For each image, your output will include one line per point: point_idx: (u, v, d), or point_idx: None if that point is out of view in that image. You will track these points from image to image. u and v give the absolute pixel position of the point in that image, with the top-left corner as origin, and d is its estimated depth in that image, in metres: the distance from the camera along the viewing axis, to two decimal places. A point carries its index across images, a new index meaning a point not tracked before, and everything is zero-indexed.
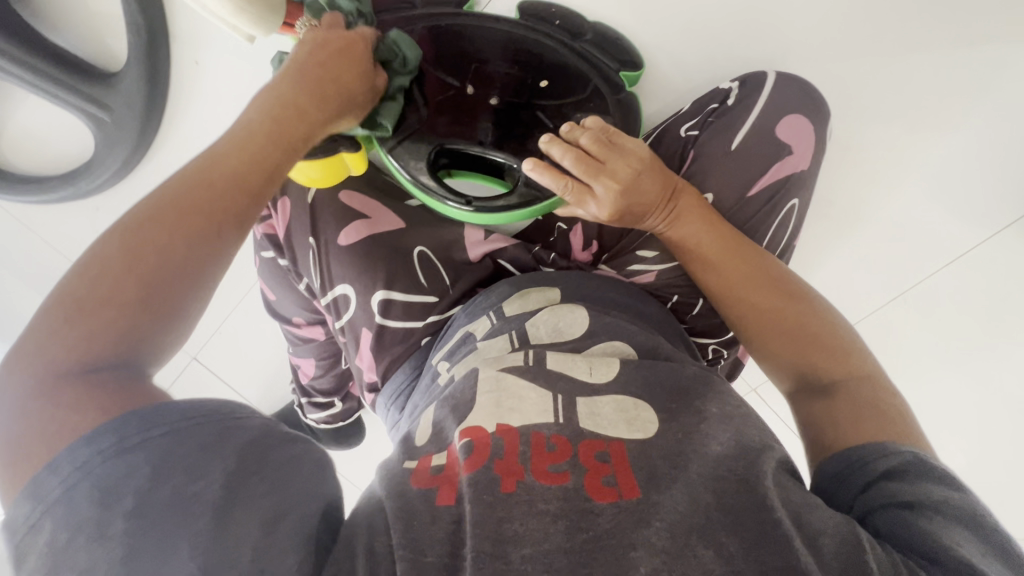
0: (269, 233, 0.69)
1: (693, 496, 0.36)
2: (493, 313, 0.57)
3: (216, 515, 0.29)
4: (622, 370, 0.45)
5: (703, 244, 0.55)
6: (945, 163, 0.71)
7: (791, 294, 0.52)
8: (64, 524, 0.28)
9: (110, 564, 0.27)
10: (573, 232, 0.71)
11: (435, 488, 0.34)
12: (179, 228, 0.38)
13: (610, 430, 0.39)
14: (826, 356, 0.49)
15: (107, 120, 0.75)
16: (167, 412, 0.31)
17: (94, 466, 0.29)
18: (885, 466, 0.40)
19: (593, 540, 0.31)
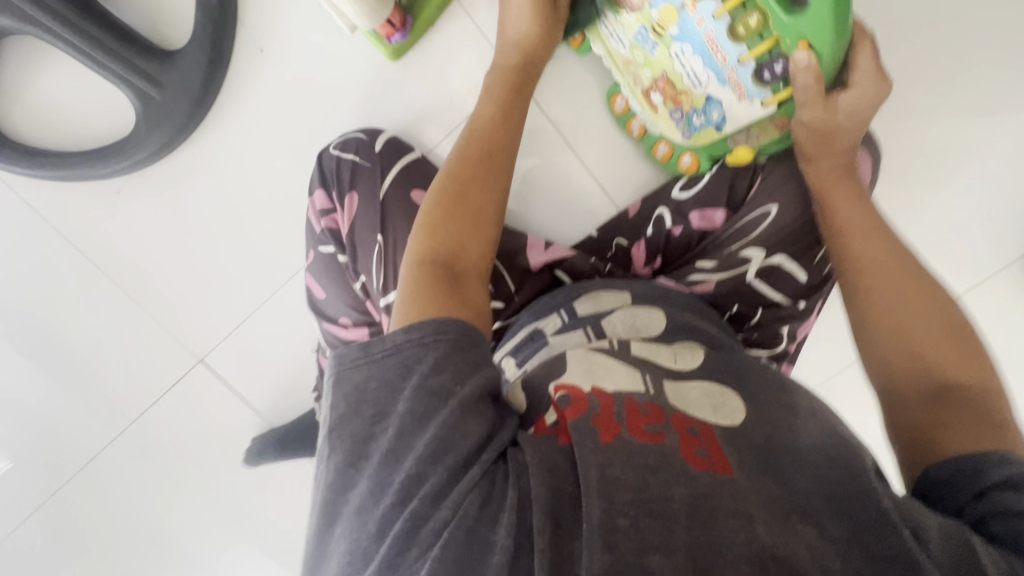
0: (330, 227, 0.72)
1: (789, 485, 0.35)
2: (563, 312, 0.59)
3: (462, 413, 0.32)
4: (707, 357, 0.46)
5: (843, 216, 0.57)
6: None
7: (931, 279, 0.51)
8: (374, 373, 0.33)
9: (396, 417, 0.32)
10: (635, 246, 0.74)
11: (552, 435, 0.34)
12: (466, 199, 0.49)
13: (698, 411, 0.39)
14: (947, 361, 0.45)
15: (155, 97, 0.71)
16: (449, 324, 0.35)
17: (405, 343, 0.34)
18: (999, 476, 0.37)
19: (695, 497, 0.31)
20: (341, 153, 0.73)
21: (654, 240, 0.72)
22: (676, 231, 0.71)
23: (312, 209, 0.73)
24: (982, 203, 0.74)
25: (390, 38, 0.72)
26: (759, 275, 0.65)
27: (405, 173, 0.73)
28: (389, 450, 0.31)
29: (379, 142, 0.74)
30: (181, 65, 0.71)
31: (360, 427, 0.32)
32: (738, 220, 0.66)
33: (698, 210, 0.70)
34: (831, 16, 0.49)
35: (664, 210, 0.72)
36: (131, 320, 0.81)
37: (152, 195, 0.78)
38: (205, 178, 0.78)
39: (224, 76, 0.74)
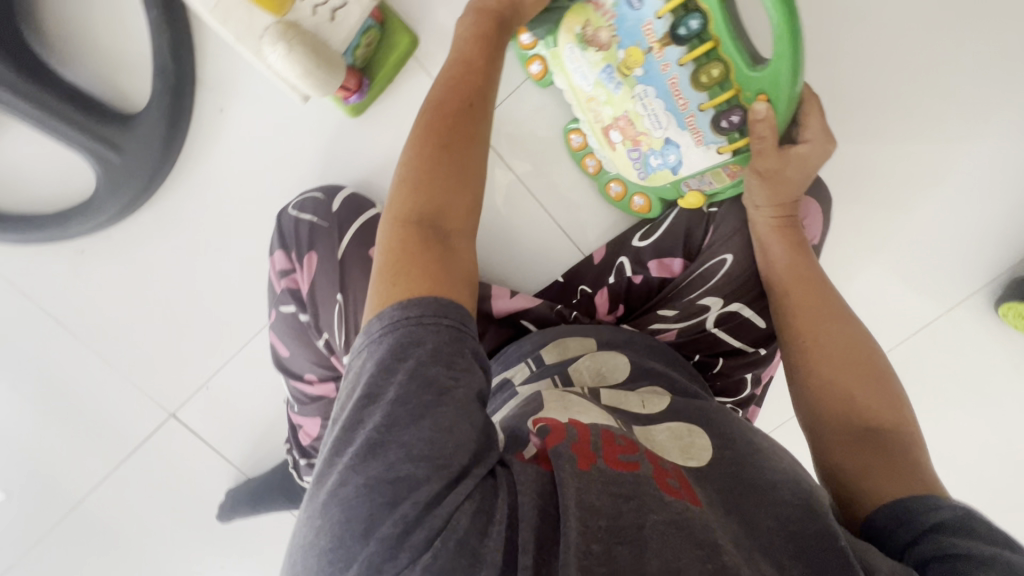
0: (291, 287, 0.76)
1: (752, 524, 0.36)
2: (530, 360, 0.60)
3: (458, 411, 0.32)
4: (671, 402, 0.47)
5: (784, 268, 0.62)
6: (962, 238, 0.78)
7: (859, 335, 0.56)
8: (374, 357, 0.34)
9: (389, 401, 0.32)
10: (599, 293, 0.77)
11: (530, 461, 0.34)
12: (446, 151, 0.44)
13: (667, 454, 0.41)
14: (874, 403, 0.50)
15: (116, 159, 0.79)
16: (449, 308, 0.36)
17: (403, 328, 0.34)
18: (935, 519, 0.39)
19: (664, 523, 0.32)
20: (300, 214, 0.78)
21: (616, 288, 0.76)
22: (637, 279, 0.75)
23: (273, 270, 0.78)
24: (924, 253, 0.79)
25: (348, 99, 0.79)
26: (718, 324, 0.69)
27: (363, 231, 0.77)
28: (378, 436, 0.31)
29: (338, 201, 0.80)
30: (141, 130, 0.78)
31: (353, 409, 0.33)
32: (696, 269, 0.71)
33: (657, 259, 0.76)
34: (791, 77, 0.52)
35: (626, 260, 0.78)
36: (98, 369, 0.89)
37: (123, 247, 0.85)
38: (177, 223, 0.85)
39: (185, 133, 0.81)
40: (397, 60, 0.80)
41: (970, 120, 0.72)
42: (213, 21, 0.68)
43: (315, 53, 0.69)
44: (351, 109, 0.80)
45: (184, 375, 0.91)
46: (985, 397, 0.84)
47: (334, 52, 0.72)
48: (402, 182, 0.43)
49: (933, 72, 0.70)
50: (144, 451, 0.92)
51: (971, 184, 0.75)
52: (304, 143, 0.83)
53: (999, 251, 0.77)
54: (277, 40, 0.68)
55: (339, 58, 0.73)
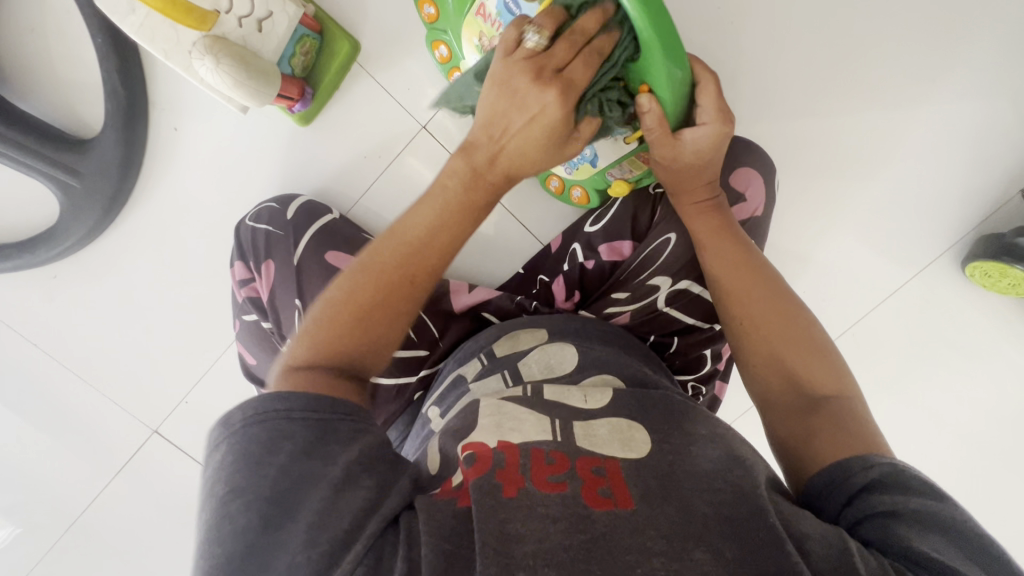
0: (251, 295, 0.75)
1: (689, 509, 0.37)
2: (483, 356, 0.60)
3: (337, 489, 0.34)
4: (614, 397, 0.48)
5: (712, 248, 0.61)
6: (908, 195, 0.82)
7: (791, 305, 0.56)
8: (238, 451, 0.35)
9: (258, 493, 0.33)
10: (556, 282, 0.78)
11: (454, 497, 0.36)
12: (390, 271, 0.47)
13: (607, 449, 0.41)
14: (816, 369, 0.51)
15: (76, 185, 0.80)
16: (322, 403, 0.37)
17: (272, 419, 0.36)
18: (865, 479, 0.42)
19: (590, 542, 0.33)
20: (257, 223, 0.77)
21: (571, 276, 0.77)
22: (589, 264, 0.77)
23: (234, 280, 0.76)
24: (876, 208, 0.82)
25: (293, 107, 0.79)
26: (670, 302, 0.70)
27: (320, 235, 0.75)
28: (249, 527, 0.32)
29: (292, 209, 0.78)
30: (97, 152, 0.79)
31: (222, 507, 0.33)
32: (644, 249, 0.72)
33: (607, 243, 0.76)
34: (663, 66, 0.50)
35: (578, 245, 0.79)
36: (74, 399, 0.87)
37: (91, 272, 0.85)
38: (140, 244, 0.85)
39: (143, 151, 0.82)
40: (340, 67, 0.80)
41: (901, 95, 0.78)
42: (143, 42, 0.68)
43: (247, 64, 0.68)
44: (298, 117, 0.80)
45: (160, 394, 0.87)
46: (958, 351, 0.85)
47: (268, 63, 0.71)
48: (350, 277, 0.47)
49: (850, 34, 0.76)
50: (113, 490, 0.87)
51: (910, 138, 0.79)
52: (261, 159, 0.83)
53: (948, 223, 0.82)
54: (205, 53, 0.67)
55: (273, 67, 0.72)
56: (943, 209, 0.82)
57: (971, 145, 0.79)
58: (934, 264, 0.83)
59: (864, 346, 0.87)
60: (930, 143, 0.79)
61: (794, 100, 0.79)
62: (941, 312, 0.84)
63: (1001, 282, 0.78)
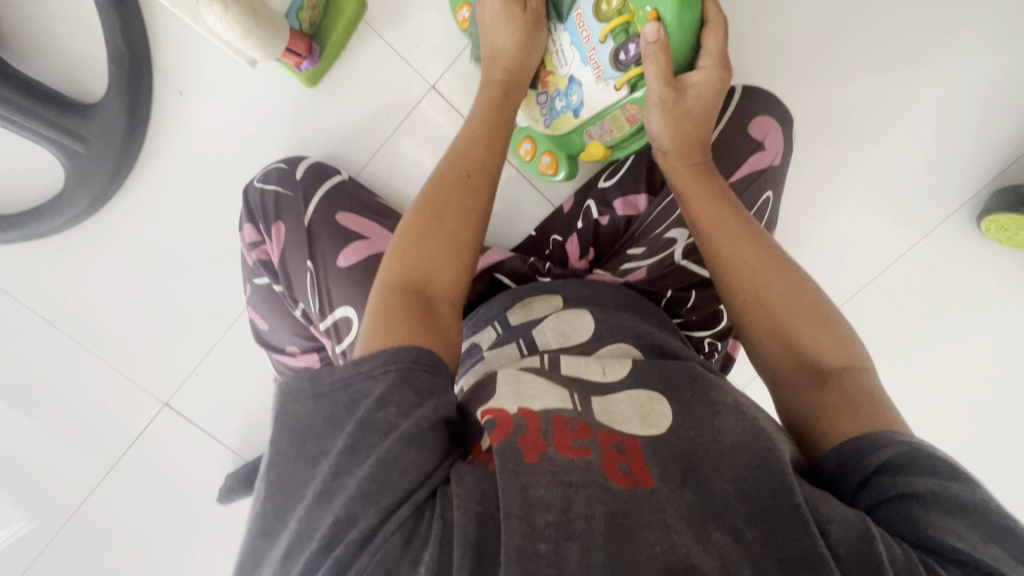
0: (262, 258, 0.72)
1: (708, 492, 0.36)
2: (497, 323, 0.58)
3: (406, 443, 0.34)
4: (635, 367, 0.47)
5: (699, 203, 0.59)
6: (932, 146, 0.80)
7: (778, 262, 0.53)
8: (319, 405, 0.36)
9: (336, 448, 0.34)
10: (569, 241, 0.77)
11: (485, 460, 0.37)
12: (454, 207, 0.50)
13: (623, 426, 0.40)
14: (821, 343, 0.48)
15: (82, 151, 0.77)
16: (401, 353, 0.38)
17: (354, 373, 0.36)
18: (879, 460, 0.40)
19: (614, 517, 0.33)
20: (265, 185, 0.74)
21: (585, 233, 0.76)
22: (604, 220, 0.76)
23: (243, 244, 0.73)
24: (895, 163, 0.82)
25: (299, 66, 0.75)
26: (687, 254, 0.69)
27: (330, 196, 0.73)
28: (326, 478, 0.33)
29: (301, 169, 0.75)
30: (100, 117, 0.76)
31: (305, 454, 0.35)
32: (660, 204, 0.72)
33: (621, 198, 0.76)
34: None
35: (592, 201, 0.78)
36: (76, 375, 0.84)
37: (95, 243, 0.82)
38: (147, 212, 0.82)
39: (148, 115, 0.79)
40: (347, 25, 0.76)
41: (917, 49, 0.77)
42: None
43: (256, 15, 0.66)
44: (303, 77, 0.76)
45: (173, 364, 0.86)
46: (977, 309, 0.84)
47: (277, 15, 0.69)
48: (413, 223, 0.49)
49: None
50: (121, 465, 0.85)
51: (931, 89, 0.78)
52: (268, 124, 0.80)
53: (968, 173, 0.81)
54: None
55: (282, 20, 0.69)
56: (967, 158, 0.80)
57: (987, 102, 0.78)
58: (949, 221, 0.82)
59: (882, 308, 0.86)
60: (952, 93, 0.78)
61: (813, 56, 0.78)
62: (962, 268, 0.83)
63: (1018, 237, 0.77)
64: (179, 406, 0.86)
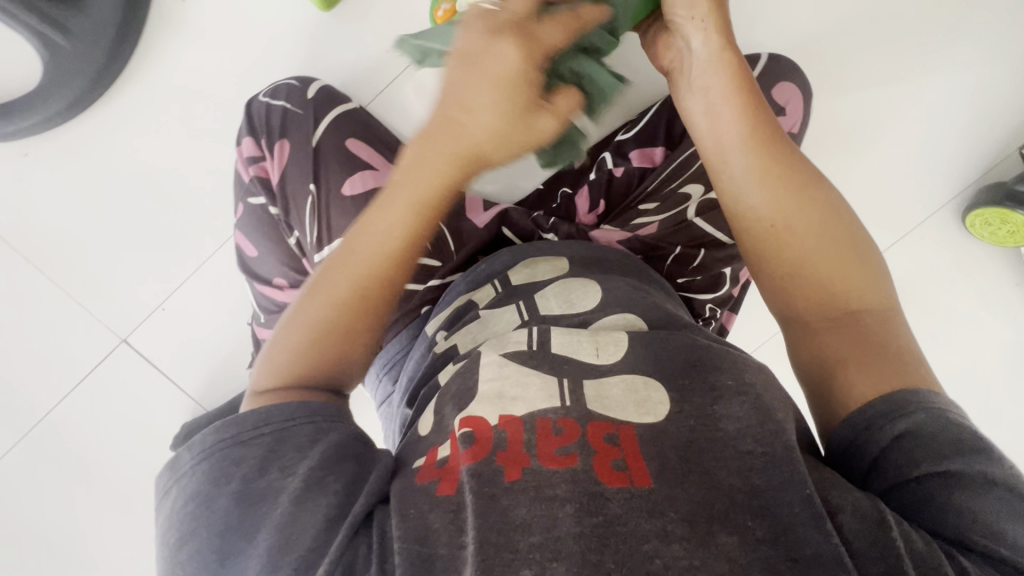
0: (259, 176, 0.61)
1: (713, 483, 0.33)
2: (498, 281, 0.53)
3: (298, 501, 0.32)
4: (631, 347, 0.41)
5: (720, 122, 0.46)
6: (992, 106, 0.71)
7: (805, 191, 0.44)
8: (187, 488, 0.33)
9: (211, 530, 0.31)
10: (578, 195, 0.71)
11: (435, 481, 0.33)
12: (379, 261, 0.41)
13: (621, 413, 0.36)
14: (854, 283, 0.41)
15: (65, 44, 0.70)
16: (271, 414, 0.34)
17: (214, 450, 0.33)
18: (898, 431, 0.35)
19: (603, 525, 0.30)
20: (272, 99, 0.65)
21: (597, 186, 0.70)
22: (618, 172, 0.70)
23: (238, 157, 0.63)
24: (950, 119, 0.72)
25: None
26: (699, 213, 0.65)
27: (342, 121, 0.65)
28: (212, 562, 0.31)
29: (313, 89, 0.66)
30: (93, 12, 0.70)
31: (181, 547, 0.32)
32: (678, 156, 0.66)
33: (638, 149, 0.71)
34: None
35: (606, 152, 0.73)
36: (28, 298, 0.75)
37: (61, 155, 0.74)
38: (122, 128, 0.74)
39: (145, 24, 0.73)
40: None
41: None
42: None
43: None
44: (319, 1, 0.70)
45: (126, 299, 0.76)
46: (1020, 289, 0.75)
47: None
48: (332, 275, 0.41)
49: None
50: (74, 399, 0.76)
51: (1000, 40, 0.69)
52: (266, 46, 0.73)
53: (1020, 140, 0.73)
54: None
55: None
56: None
57: None
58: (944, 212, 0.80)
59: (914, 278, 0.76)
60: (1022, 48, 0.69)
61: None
62: (1008, 245, 0.74)
63: (1001, 231, 0.71)
64: (139, 345, 0.76)
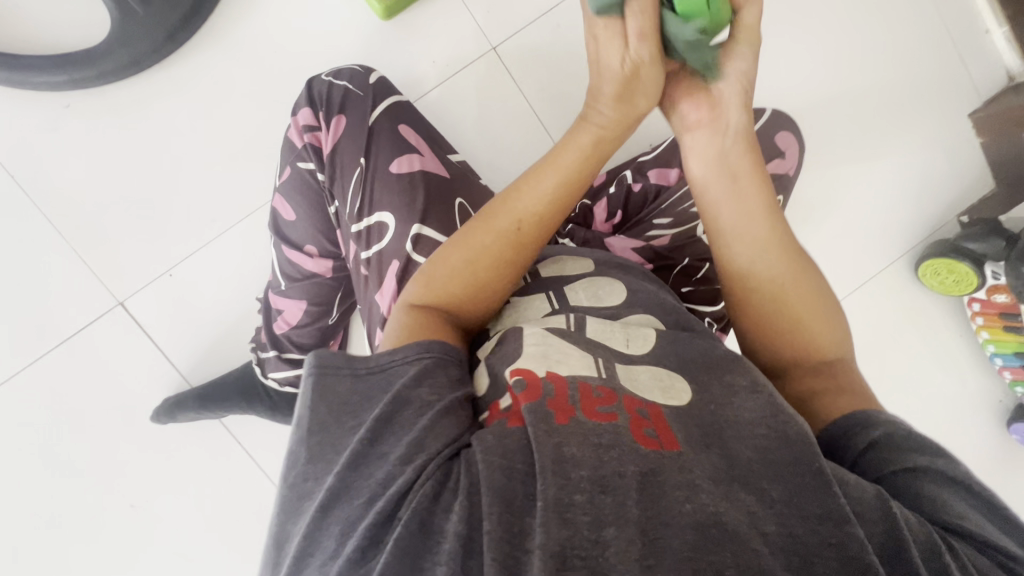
0: (312, 146, 0.64)
1: (731, 456, 0.36)
2: (527, 273, 0.56)
3: (441, 413, 0.36)
4: (657, 343, 0.45)
5: (721, 198, 0.48)
6: (918, 181, 0.92)
7: (793, 264, 0.47)
8: (357, 386, 0.37)
9: (369, 420, 0.35)
10: (597, 205, 0.76)
11: (504, 418, 0.37)
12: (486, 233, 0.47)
13: (647, 394, 0.40)
14: (822, 334, 0.46)
15: (137, 9, 0.72)
16: (436, 345, 0.40)
17: (389, 362, 0.38)
18: (869, 438, 0.40)
19: (645, 475, 0.33)
20: (334, 79, 0.68)
21: (615, 198, 0.75)
22: (636, 187, 0.75)
23: (294, 126, 0.66)
24: (889, 186, 0.92)
25: None
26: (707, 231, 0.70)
27: (399, 108, 0.68)
28: (359, 450, 0.34)
29: (375, 77, 0.69)
30: None
31: (341, 431, 0.35)
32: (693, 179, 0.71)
33: (657, 168, 0.75)
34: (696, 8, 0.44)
35: (627, 170, 0.77)
36: (52, 252, 0.74)
37: (105, 114, 0.75)
38: (174, 96, 0.76)
39: (215, 3, 0.76)
40: None
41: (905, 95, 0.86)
42: None
43: None
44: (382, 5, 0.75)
45: (146, 264, 0.76)
46: (932, 330, 0.93)
47: None
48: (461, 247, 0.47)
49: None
50: (66, 354, 0.74)
51: (924, 131, 0.91)
52: (325, 44, 0.78)
53: (940, 212, 0.92)
54: None
55: None
56: (943, 199, 0.92)
57: (963, 157, 0.92)
58: (892, 266, 0.92)
59: (856, 311, 0.92)
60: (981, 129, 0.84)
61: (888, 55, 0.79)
62: (924, 292, 0.93)
63: (946, 281, 0.88)
64: (135, 309, 0.76)
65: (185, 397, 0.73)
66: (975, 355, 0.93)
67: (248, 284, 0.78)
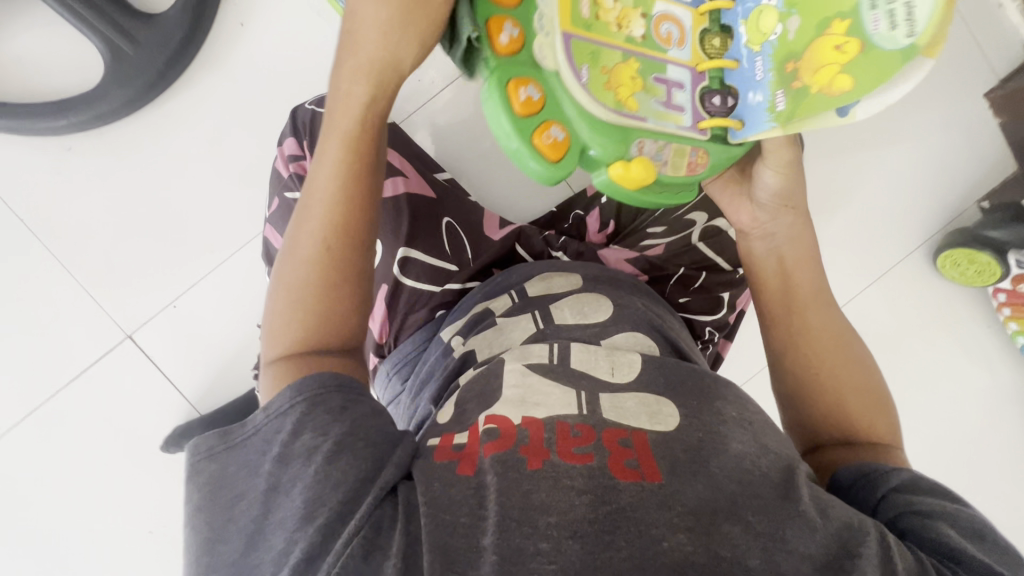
0: (298, 174, 0.65)
1: (715, 485, 0.35)
2: (514, 292, 0.56)
3: (332, 463, 0.33)
4: (644, 369, 0.43)
5: (778, 298, 0.51)
6: (933, 168, 0.87)
7: (848, 354, 0.48)
8: (233, 460, 0.35)
9: (256, 494, 0.34)
10: (590, 216, 0.74)
11: (455, 462, 0.36)
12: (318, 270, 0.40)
13: (632, 421, 0.39)
14: (869, 417, 0.45)
15: (129, 51, 0.74)
16: (307, 383, 0.36)
17: (262, 423, 0.35)
18: (896, 480, 0.38)
19: (614, 512, 0.33)
20: (318, 107, 0.68)
21: (607, 207, 0.74)
22: None
23: (279, 156, 0.66)
24: (902, 176, 0.87)
25: None
26: (702, 238, 0.69)
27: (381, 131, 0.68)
28: (255, 527, 0.33)
29: None
30: (159, 26, 0.74)
31: (226, 510, 0.34)
32: None
33: None
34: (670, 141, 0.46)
35: None
36: (62, 290, 0.77)
37: (105, 154, 0.77)
38: (169, 132, 0.78)
39: (204, 39, 0.77)
40: None
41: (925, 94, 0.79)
42: None
43: None
44: None
45: (152, 297, 0.78)
46: (957, 324, 0.88)
47: None
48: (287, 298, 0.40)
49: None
50: (79, 389, 0.77)
51: (937, 114, 0.87)
52: (313, 71, 0.79)
53: (960, 199, 0.87)
54: None
55: None
56: (961, 185, 0.87)
57: (981, 140, 0.87)
58: (910, 258, 0.88)
59: (873, 307, 0.88)
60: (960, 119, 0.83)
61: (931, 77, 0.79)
62: (946, 284, 0.88)
63: (968, 272, 0.83)
64: (143, 341, 0.78)
65: (193, 425, 0.75)
66: (1003, 346, 0.88)
67: (251, 311, 0.80)
